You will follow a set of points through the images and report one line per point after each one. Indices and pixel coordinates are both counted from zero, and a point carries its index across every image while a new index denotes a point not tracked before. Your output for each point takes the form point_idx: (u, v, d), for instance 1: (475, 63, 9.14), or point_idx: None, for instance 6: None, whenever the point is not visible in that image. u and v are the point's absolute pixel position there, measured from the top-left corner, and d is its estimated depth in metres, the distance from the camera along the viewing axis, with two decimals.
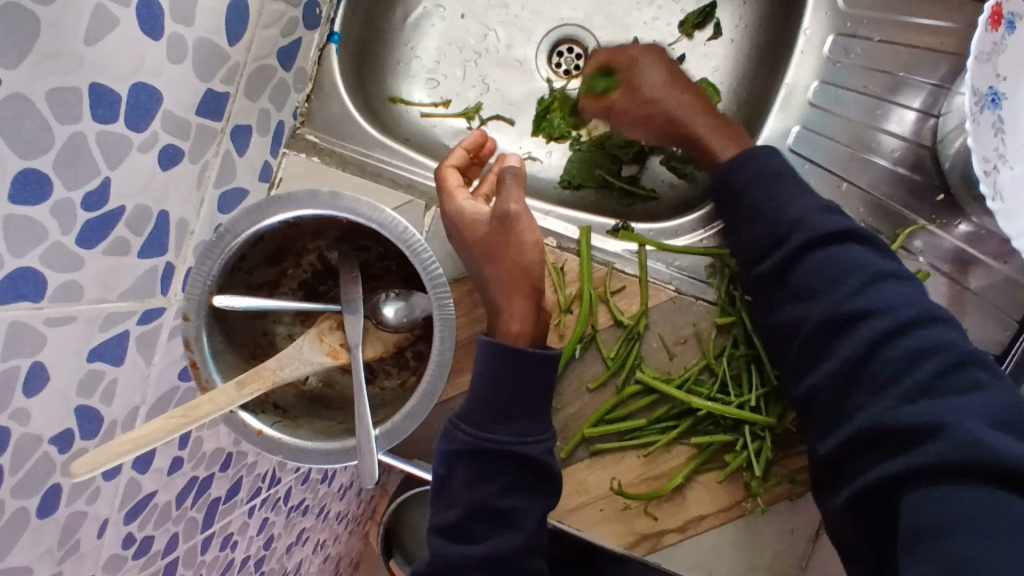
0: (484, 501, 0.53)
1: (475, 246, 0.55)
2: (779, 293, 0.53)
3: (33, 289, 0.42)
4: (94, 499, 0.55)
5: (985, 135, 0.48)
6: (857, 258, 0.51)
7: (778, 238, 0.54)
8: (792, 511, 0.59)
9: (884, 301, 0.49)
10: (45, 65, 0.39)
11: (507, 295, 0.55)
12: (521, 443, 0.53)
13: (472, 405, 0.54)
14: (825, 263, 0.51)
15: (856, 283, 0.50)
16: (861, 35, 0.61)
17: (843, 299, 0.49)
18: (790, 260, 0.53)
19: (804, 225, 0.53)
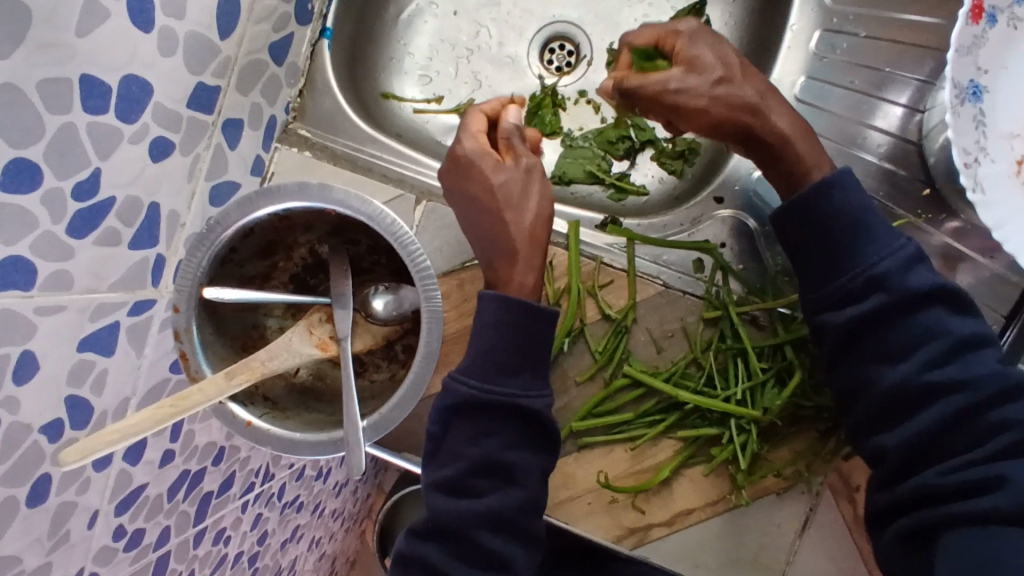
0: (490, 456, 0.52)
1: (494, 194, 0.54)
2: (851, 351, 0.52)
3: (23, 278, 0.43)
4: (85, 490, 0.55)
5: (966, 127, 0.49)
6: (940, 323, 0.49)
7: (858, 292, 0.50)
8: (777, 505, 0.59)
9: (967, 371, 0.47)
10: (39, 55, 0.39)
11: (524, 248, 0.54)
12: (524, 397, 0.52)
13: (477, 358, 0.53)
14: (907, 326, 0.49)
15: (936, 352, 0.48)
16: (848, 31, 0.62)
17: (925, 371, 0.48)
18: (871, 317, 0.50)
19: (889, 284, 0.49)
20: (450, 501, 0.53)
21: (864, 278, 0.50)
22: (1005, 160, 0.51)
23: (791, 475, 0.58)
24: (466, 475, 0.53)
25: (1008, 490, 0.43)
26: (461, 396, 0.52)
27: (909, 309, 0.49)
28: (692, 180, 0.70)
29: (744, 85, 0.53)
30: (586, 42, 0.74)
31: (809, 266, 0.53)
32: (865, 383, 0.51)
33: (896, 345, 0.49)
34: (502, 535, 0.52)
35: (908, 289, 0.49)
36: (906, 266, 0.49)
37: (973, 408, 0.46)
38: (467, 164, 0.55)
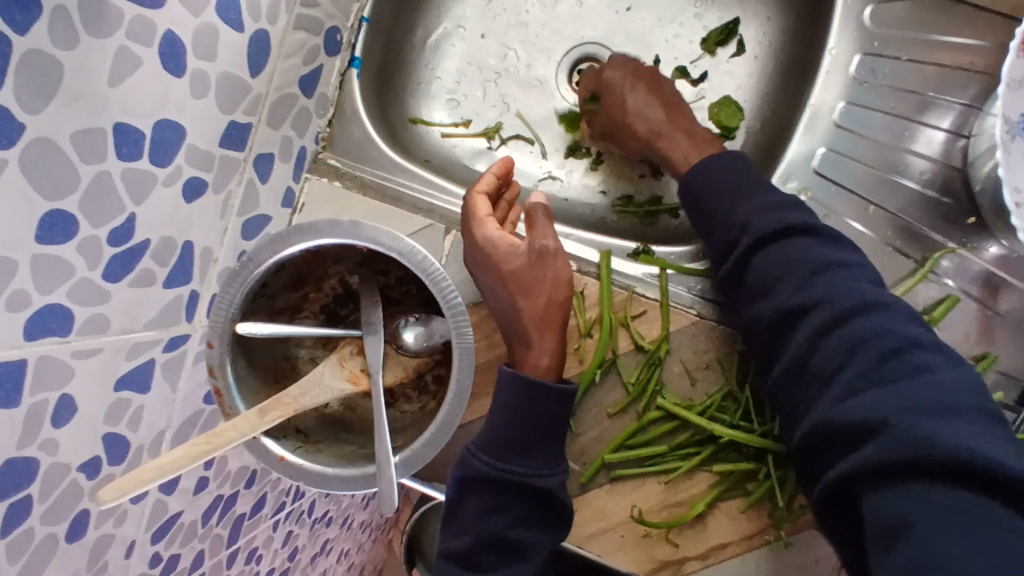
0: (496, 531, 0.54)
1: (507, 279, 0.56)
2: (740, 292, 0.56)
3: (61, 324, 0.43)
4: (122, 521, 0.56)
5: (1018, 164, 0.47)
6: (809, 250, 0.52)
7: (733, 240, 0.56)
8: (815, 540, 0.58)
9: (832, 291, 0.50)
10: (70, 109, 0.40)
11: (537, 331, 0.56)
12: (537, 477, 0.54)
13: (492, 435, 0.55)
14: (777, 260, 0.53)
15: (803, 276, 0.51)
16: (889, 54, 0.60)
17: (791, 295, 0.51)
18: (744, 258, 0.55)
19: (755, 227, 0.55)
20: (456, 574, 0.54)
21: (740, 224, 0.56)
22: None
23: None
24: (475, 548, 0.54)
25: (888, 431, 0.41)
26: (474, 470, 0.55)
27: (775, 240, 0.54)
28: None
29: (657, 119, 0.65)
30: None
31: (705, 225, 0.59)
32: (750, 325, 0.54)
33: (768, 277, 0.53)
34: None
35: (770, 228, 0.54)
36: (773, 209, 0.55)
37: (833, 322, 0.48)
38: (481, 249, 0.57)
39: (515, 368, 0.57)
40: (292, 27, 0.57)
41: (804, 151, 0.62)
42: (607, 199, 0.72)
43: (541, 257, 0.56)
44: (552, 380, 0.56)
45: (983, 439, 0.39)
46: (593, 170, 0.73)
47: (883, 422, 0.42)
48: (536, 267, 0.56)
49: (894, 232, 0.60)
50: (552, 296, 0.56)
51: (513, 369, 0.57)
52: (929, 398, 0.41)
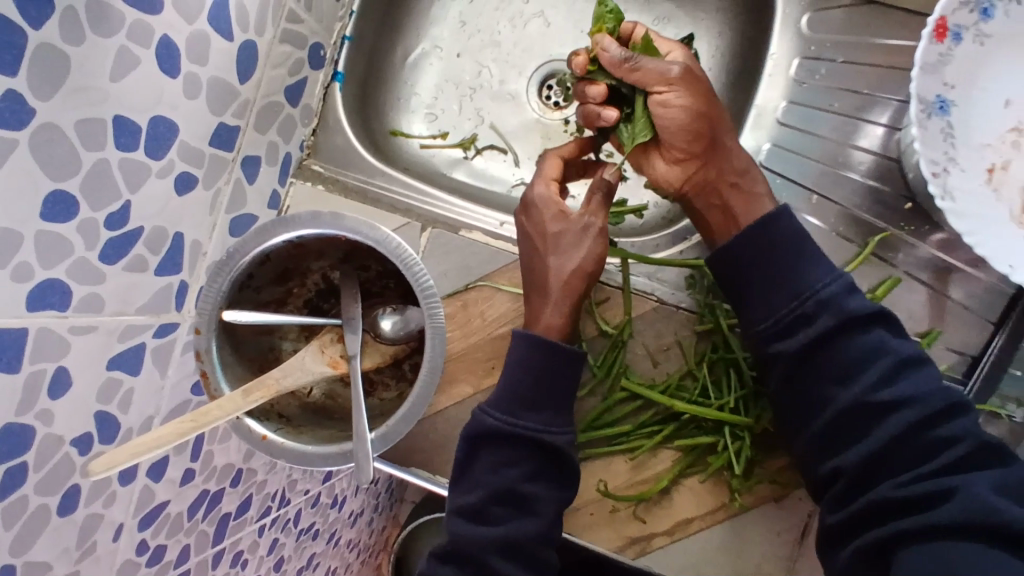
0: (508, 484, 0.56)
1: (547, 239, 0.58)
2: (807, 373, 0.54)
3: (59, 299, 0.47)
4: (111, 504, 0.58)
5: (934, 140, 0.52)
6: (884, 343, 0.53)
7: (807, 316, 0.54)
8: (777, 513, 0.60)
9: (911, 390, 0.51)
10: (75, 99, 0.44)
11: (560, 294, 0.58)
12: (547, 432, 0.57)
13: (502, 393, 0.58)
14: (855, 348, 0.53)
15: (883, 371, 0.52)
16: (826, 57, 0.65)
17: (875, 388, 0.52)
18: (821, 340, 0.53)
19: (834, 307, 0.54)
20: (466, 526, 0.56)
21: (813, 301, 0.54)
22: (976, 169, 0.53)
23: (787, 482, 0.59)
24: (487, 502, 0.56)
25: (957, 501, 0.45)
26: (486, 426, 0.57)
27: (853, 328, 0.53)
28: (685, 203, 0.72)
29: (720, 108, 0.58)
30: None
31: (761, 290, 0.56)
32: (816, 403, 0.54)
33: (849, 364, 0.53)
34: (514, 563, 0.55)
35: (851, 312, 0.53)
36: (848, 291, 0.54)
37: (917, 423, 0.50)
38: (530, 206, 0.59)
39: (528, 325, 0.59)
40: (277, 40, 0.63)
41: (752, 146, 0.67)
42: (576, 202, 0.76)
43: (586, 229, 0.57)
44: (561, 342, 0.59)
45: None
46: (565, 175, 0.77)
47: (952, 492, 0.46)
48: (576, 236, 0.57)
49: (838, 220, 0.64)
50: (585, 263, 0.57)
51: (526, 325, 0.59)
52: (991, 480, 0.46)
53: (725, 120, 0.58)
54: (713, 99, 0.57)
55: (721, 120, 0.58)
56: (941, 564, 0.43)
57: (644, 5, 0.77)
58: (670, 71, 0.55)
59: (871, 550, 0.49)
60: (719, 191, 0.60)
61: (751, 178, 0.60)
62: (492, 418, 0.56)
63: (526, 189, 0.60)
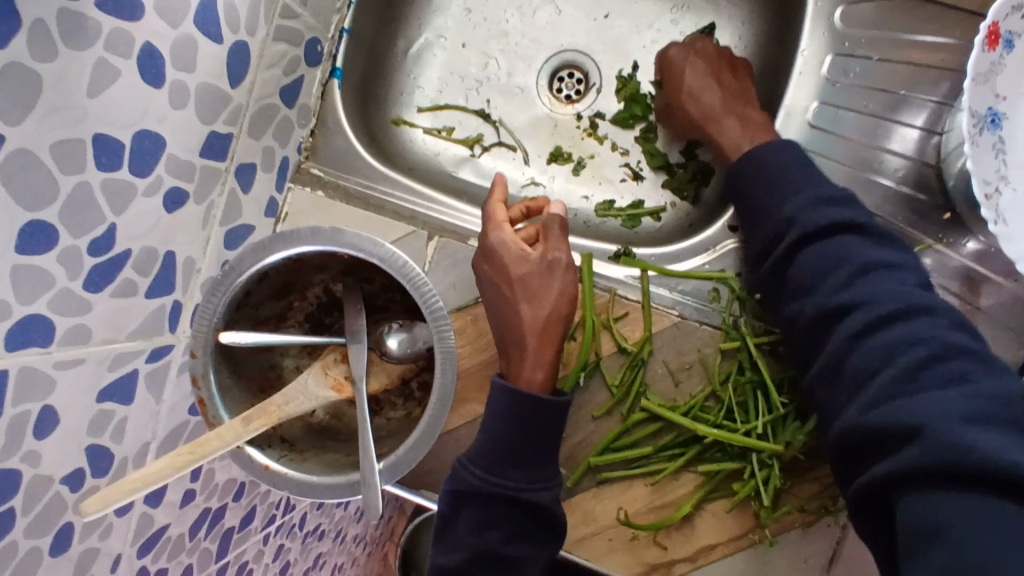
0: (490, 549, 0.53)
1: (513, 283, 0.57)
2: (783, 291, 0.54)
3: (42, 335, 0.43)
4: (108, 535, 0.54)
5: (986, 157, 0.47)
6: (851, 250, 0.51)
7: (778, 234, 0.54)
8: (802, 540, 0.57)
9: (870, 293, 0.48)
10: (50, 120, 0.40)
11: (535, 345, 0.56)
12: (529, 491, 0.53)
13: (484, 447, 0.54)
14: (824, 256, 0.51)
15: (844, 277, 0.50)
16: (860, 54, 0.61)
17: (832, 293, 0.50)
18: (790, 253, 0.53)
19: (801, 222, 0.53)
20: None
21: (784, 220, 0.54)
22: None
23: (816, 510, 0.56)
24: (466, 565, 0.53)
25: (923, 436, 0.40)
26: (466, 482, 0.54)
27: (821, 240, 0.52)
28: (707, 207, 0.69)
29: (710, 97, 0.64)
30: (595, 70, 0.74)
31: (751, 217, 0.57)
32: (789, 324, 0.53)
33: (812, 275, 0.51)
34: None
35: (815, 223, 0.52)
36: (818, 204, 0.53)
37: (873, 324, 0.47)
38: (492, 251, 0.58)
39: (508, 381, 0.56)
40: (271, 39, 0.58)
41: None
42: (591, 204, 0.72)
43: (552, 266, 0.57)
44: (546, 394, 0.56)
45: (994, 436, 0.39)
46: (577, 174, 0.73)
47: (915, 418, 0.41)
48: (543, 274, 0.57)
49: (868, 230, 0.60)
50: (554, 307, 0.56)
51: (505, 381, 0.56)
52: (962, 407, 0.40)
53: (697, 112, 0.64)
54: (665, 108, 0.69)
55: (690, 111, 0.65)
56: (926, 516, 0.39)
57: None
58: (671, 62, 0.66)
59: (865, 495, 0.44)
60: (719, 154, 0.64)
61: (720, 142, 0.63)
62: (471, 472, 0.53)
63: (483, 237, 0.59)
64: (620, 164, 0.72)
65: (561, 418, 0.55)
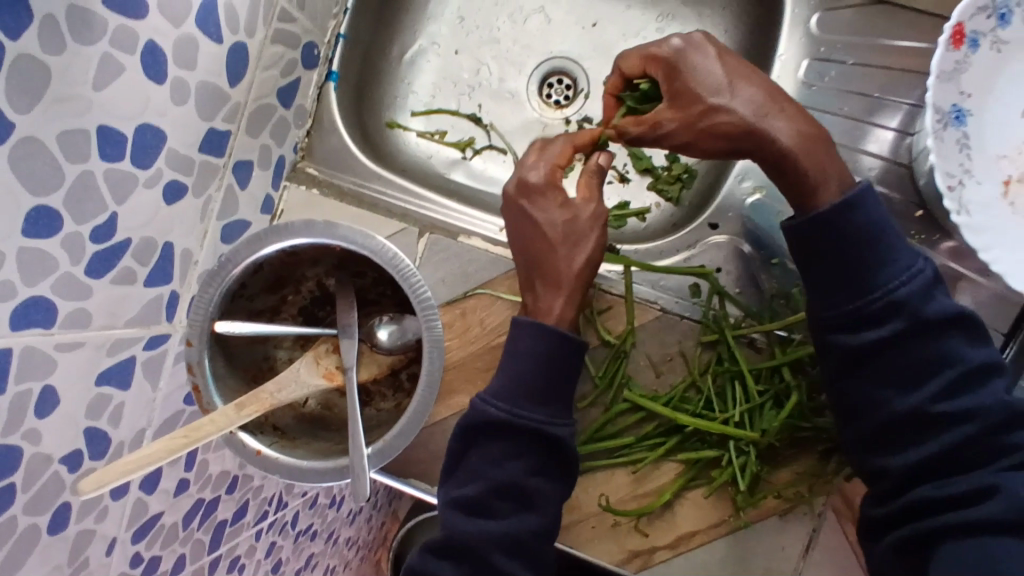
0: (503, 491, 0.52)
1: (548, 237, 0.55)
2: (867, 372, 0.51)
3: (44, 317, 0.45)
4: (104, 518, 0.56)
5: (950, 152, 0.50)
6: (954, 351, 0.49)
7: (874, 316, 0.49)
8: (781, 527, 0.59)
9: (976, 399, 0.47)
10: (55, 110, 0.42)
11: (569, 285, 0.55)
12: (552, 425, 0.52)
13: (505, 382, 0.53)
14: (923, 351, 0.49)
15: (948, 379, 0.48)
16: (836, 58, 0.64)
17: (938, 396, 0.48)
18: (888, 342, 0.49)
19: (907, 309, 0.49)
20: (467, 520, 0.52)
21: (884, 301, 0.49)
22: (993, 180, 0.51)
23: (792, 497, 0.58)
24: (487, 495, 0.52)
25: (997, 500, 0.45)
26: (488, 416, 0.52)
27: (926, 334, 0.49)
28: (689, 207, 0.71)
29: (749, 101, 0.51)
30: (583, 76, 0.77)
31: (833, 286, 0.51)
32: (868, 406, 0.51)
33: (914, 367, 0.49)
34: (516, 560, 0.51)
35: (926, 316, 0.48)
36: (925, 292, 0.49)
37: (980, 434, 0.47)
38: (533, 187, 0.56)
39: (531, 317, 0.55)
40: (269, 41, 0.61)
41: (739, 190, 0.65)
42: None
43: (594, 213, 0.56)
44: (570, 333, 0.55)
45: None
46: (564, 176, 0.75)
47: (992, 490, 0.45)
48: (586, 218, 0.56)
49: None
50: (590, 259, 0.54)
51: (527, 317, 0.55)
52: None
53: (747, 112, 0.51)
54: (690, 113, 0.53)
55: (735, 112, 0.51)
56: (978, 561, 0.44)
57: (649, 2, 0.76)
58: (674, 53, 0.53)
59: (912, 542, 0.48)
60: (805, 179, 0.51)
61: (803, 170, 0.51)
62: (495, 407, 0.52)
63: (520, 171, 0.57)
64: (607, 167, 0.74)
65: (578, 364, 0.54)
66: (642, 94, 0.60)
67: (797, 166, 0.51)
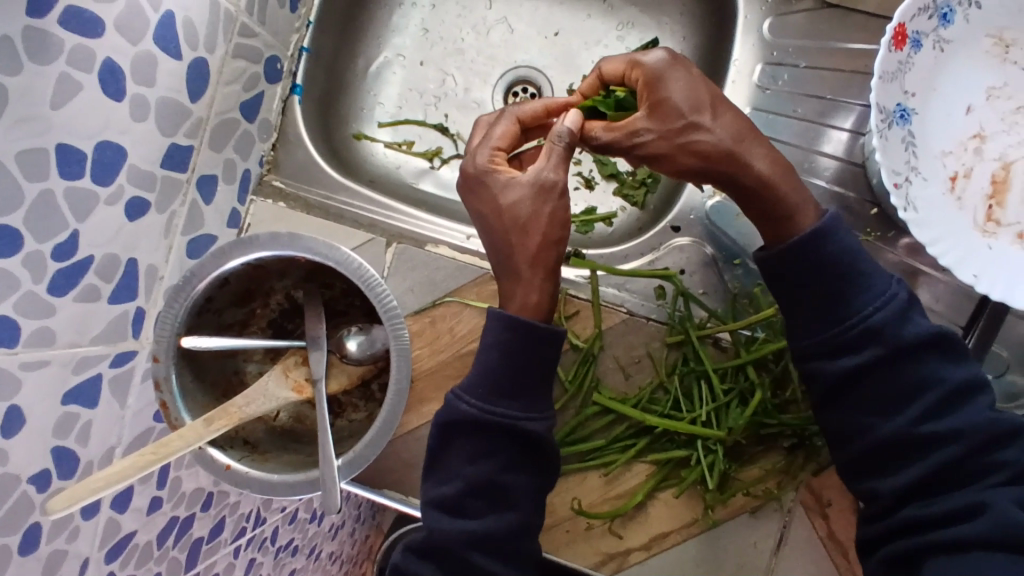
0: (480, 503, 0.52)
1: (501, 214, 0.51)
2: (847, 399, 0.50)
3: (8, 336, 0.45)
4: (74, 538, 0.55)
5: (896, 150, 0.51)
6: (935, 372, 0.48)
7: (852, 343, 0.49)
8: (751, 524, 0.59)
9: (963, 419, 0.47)
10: (14, 130, 0.42)
11: (529, 267, 0.51)
12: (525, 419, 0.51)
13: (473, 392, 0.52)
14: (903, 376, 0.49)
15: (931, 402, 0.48)
16: (788, 62, 0.66)
17: (922, 418, 0.48)
18: (867, 368, 0.49)
19: (884, 335, 0.49)
20: (441, 519, 0.52)
21: (861, 327, 0.49)
22: (938, 178, 0.52)
23: (761, 494, 0.59)
24: (456, 508, 0.52)
25: (986, 515, 0.44)
26: (462, 413, 0.52)
27: (905, 359, 0.49)
28: (653, 211, 0.72)
29: (727, 118, 0.51)
30: (548, 84, 0.77)
31: (811, 312, 0.51)
32: (850, 432, 0.50)
33: (895, 393, 0.49)
34: (493, 559, 0.51)
35: (902, 339, 0.48)
36: (901, 317, 0.49)
37: (969, 454, 0.46)
38: (477, 175, 0.52)
39: (503, 307, 0.52)
40: (230, 56, 0.61)
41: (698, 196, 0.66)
42: None
43: (540, 186, 0.51)
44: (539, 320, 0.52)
45: None
46: None
47: (979, 507, 0.45)
48: (533, 197, 0.51)
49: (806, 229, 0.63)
50: (545, 234, 0.50)
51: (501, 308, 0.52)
52: (1017, 497, 0.44)
53: (727, 140, 0.50)
54: (671, 128, 0.50)
55: (715, 139, 0.50)
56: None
57: (608, 11, 0.77)
58: (654, 67, 0.51)
59: (902, 560, 0.48)
60: (778, 204, 0.51)
61: (779, 192, 0.50)
62: (466, 404, 0.51)
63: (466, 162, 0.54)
64: (573, 173, 0.75)
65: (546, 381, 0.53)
66: (617, 101, 0.57)
67: (772, 189, 0.51)
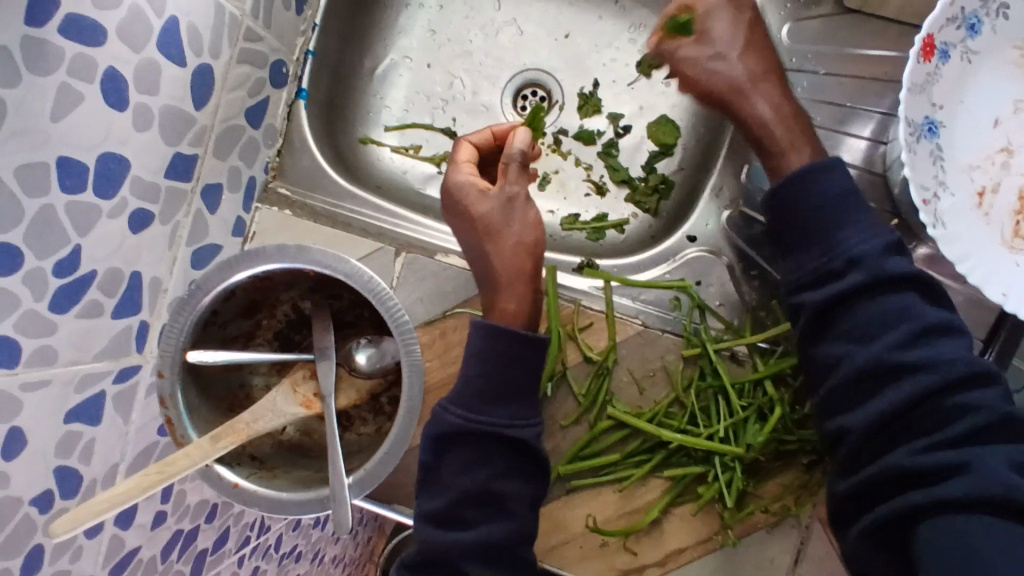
0: (493, 522, 0.50)
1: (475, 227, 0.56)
2: (824, 328, 0.52)
3: (8, 357, 0.43)
4: (77, 558, 0.54)
5: (924, 165, 0.50)
6: (911, 308, 0.49)
7: (833, 272, 0.51)
8: (767, 541, 0.58)
9: (938, 355, 0.47)
10: (12, 143, 0.41)
11: (507, 277, 0.55)
12: (511, 427, 0.52)
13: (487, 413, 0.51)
14: (879, 308, 0.49)
15: (904, 335, 0.48)
16: (807, 68, 0.64)
17: (893, 349, 0.48)
18: (845, 295, 0.50)
19: (865, 265, 0.50)
20: (454, 532, 0.50)
21: (843, 259, 0.51)
22: (965, 193, 0.51)
23: (778, 510, 0.58)
24: (470, 531, 0.50)
25: (971, 474, 0.42)
26: (449, 424, 0.52)
27: (883, 288, 0.50)
28: (667, 218, 0.71)
29: (747, 61, 0.58)
30: (558, 88, 0.76)
31: (798, 243, 0.53)
32: (823, 367, 0.51)
33: (868, 325, 0.49)
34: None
35: (880, 268, 0.49)
36: (883, 251, 0.50)
37: (936, 391, 0.46)
38: (452, 191, 0.57)
39: (488, 315, 0.56)
40: (235, 61, 0.59)
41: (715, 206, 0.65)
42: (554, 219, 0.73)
43: (507, 199, 0.56)
44: (523, 327, 0.55)
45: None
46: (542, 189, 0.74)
47: (964, 464, 0.43)
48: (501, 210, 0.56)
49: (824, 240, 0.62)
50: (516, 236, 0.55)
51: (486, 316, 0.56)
52: (1006, 457, 0.43)
53: (738, 76, 0.58)
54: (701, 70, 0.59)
55: (722, 74, 0.58)
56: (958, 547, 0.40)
57: (620, 13, 0.75)
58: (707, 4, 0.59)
59: (885, 526, 0.45)
60: (773, 149, 0.57)
61: (770, 135, 0.57)
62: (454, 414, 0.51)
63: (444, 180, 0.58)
64: (583, 178, 0.74)
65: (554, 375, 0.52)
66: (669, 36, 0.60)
67: (761, 122, 0.57)
